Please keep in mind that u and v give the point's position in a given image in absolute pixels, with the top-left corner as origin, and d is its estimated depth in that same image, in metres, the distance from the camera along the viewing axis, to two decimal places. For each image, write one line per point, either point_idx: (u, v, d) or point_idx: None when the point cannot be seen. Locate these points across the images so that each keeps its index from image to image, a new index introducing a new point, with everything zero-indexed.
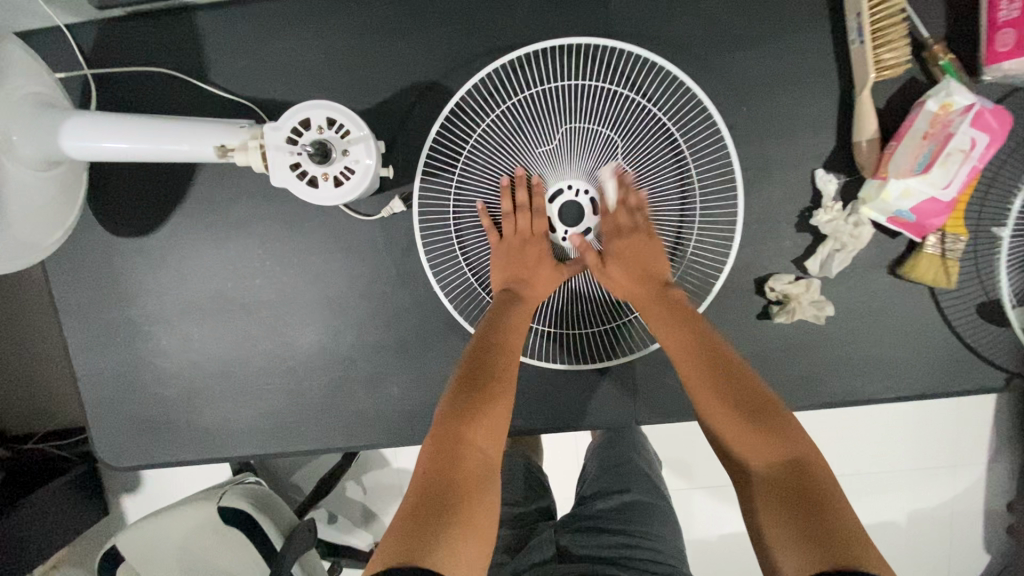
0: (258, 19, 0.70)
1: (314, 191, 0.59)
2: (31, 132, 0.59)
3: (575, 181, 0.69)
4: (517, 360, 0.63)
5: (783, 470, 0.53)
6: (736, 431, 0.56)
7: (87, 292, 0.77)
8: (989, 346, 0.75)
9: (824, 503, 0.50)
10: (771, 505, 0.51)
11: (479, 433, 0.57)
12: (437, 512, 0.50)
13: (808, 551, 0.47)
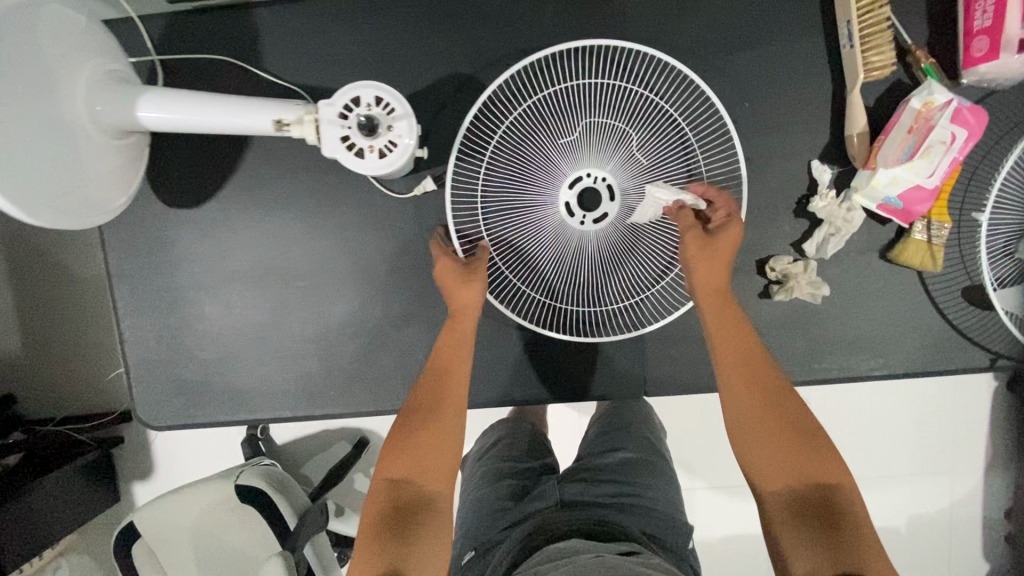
0: (312, 15, 0.78)
1: (360, 161, 0.66)
2: (111, 103, 0.67)
3: (594, 168, 0.73)
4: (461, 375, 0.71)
5: (813, 484, 0.60)
6: (772, 440, 0.63)
7: (139, 258, 0.84)
8: (974, 327, 0.81)
9: (847, 522, 0.57)
10: (799, 515, 0.58)
11: (432, 445, 0.66)
12: (401, 531, 0.60)
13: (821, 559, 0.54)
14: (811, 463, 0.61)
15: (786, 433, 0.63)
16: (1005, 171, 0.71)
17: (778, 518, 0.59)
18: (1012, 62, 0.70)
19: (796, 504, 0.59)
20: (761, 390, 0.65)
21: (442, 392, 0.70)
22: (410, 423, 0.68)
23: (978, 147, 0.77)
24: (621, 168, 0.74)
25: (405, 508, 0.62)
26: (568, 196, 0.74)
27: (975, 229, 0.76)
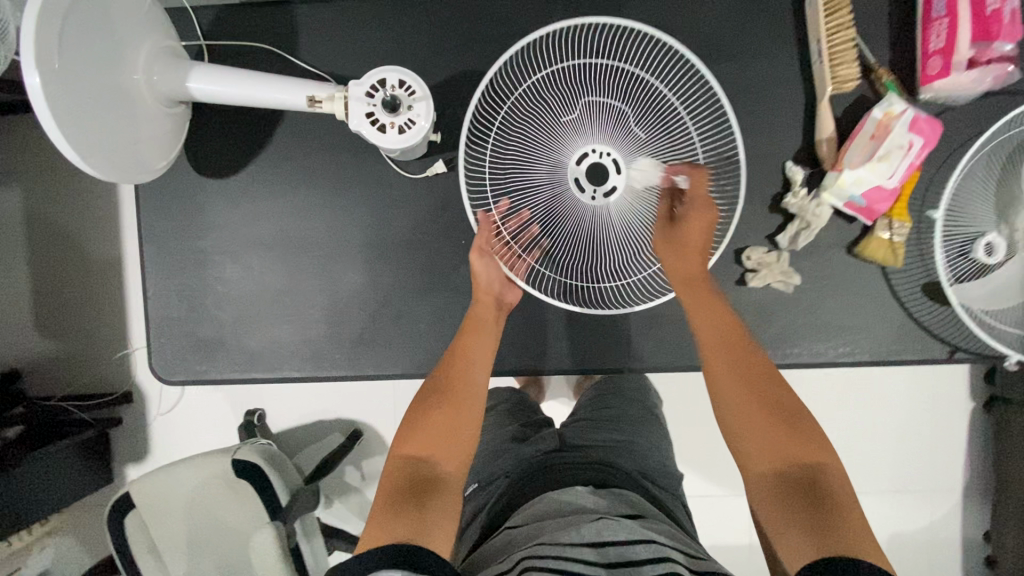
0: (346, 13, 0.88)
1: (382, 135, 0.74)
2: (166, 75, 0.76)
3: (596, 145, 0.82)
4: (472, 364, 0.78)
5: (796, 463, 0.63)
6: (754, 422, 0.66)
7: (168, 221, 0.91)
8: (934, 322, 0.88)
9: (834, 501, 0.59)
10: (783, 491, 0.61)
11: (445, 422, 0.72)
12: (413, 504, 0.63)
13: (802, 536, 0.57)
14: (797, 439, 0.64)
15: (767, 415, 0.66)
16: (956, 175, 0.81)
17: (764, 499, 0.62)
18: (963, 79, 0.79)
19: (782, 480, 0.62)
20: (746, 375, 0.69)
21: (458, 378, 0.77)
22: (428, 405, 0.74)
23: (936, 156, 0.86)
24: (623, 143, 0.83)
25: (420, 484, 0.66)
26: (576, 170, 0.83)
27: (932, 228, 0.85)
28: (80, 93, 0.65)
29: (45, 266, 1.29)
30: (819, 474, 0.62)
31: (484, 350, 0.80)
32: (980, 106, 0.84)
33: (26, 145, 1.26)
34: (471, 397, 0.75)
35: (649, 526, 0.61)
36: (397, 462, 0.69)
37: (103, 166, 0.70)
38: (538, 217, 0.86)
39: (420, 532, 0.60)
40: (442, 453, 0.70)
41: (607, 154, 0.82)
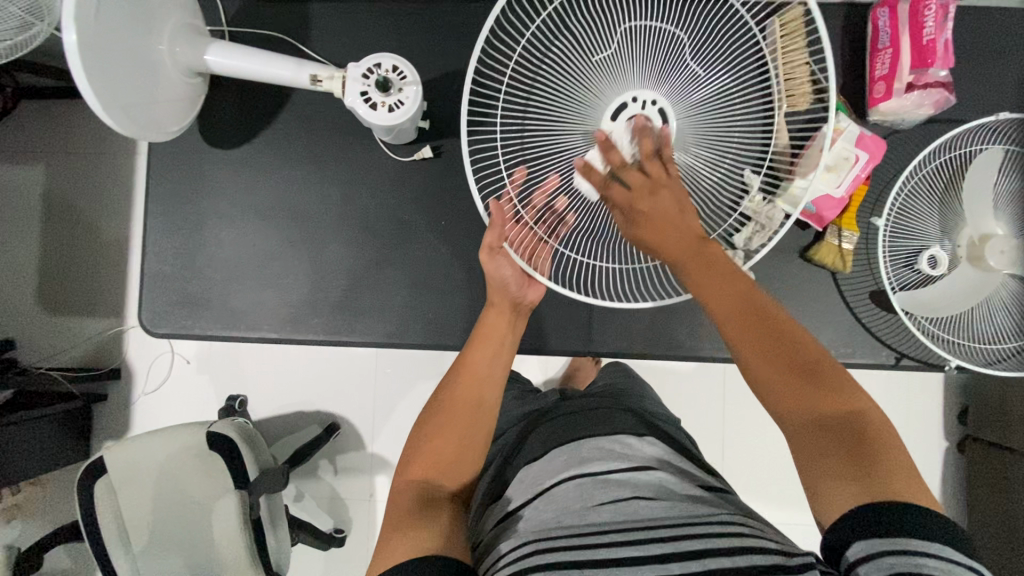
0: (355, 13, 0.99)
1: (373, 113, 0.82)
2: (187, 48, 0.86)
3: (640, 93, 0.75)
4: (477, 369, 0.71)
5: (832, 415, 0.56)
6: (777, 378, 0.58)
7: (174, 184, 1.00)
8: (878, 325, 0.97)
9: (877, 449, 0.53)
10: (823, 446, 0.55)
11: (452, 438, 0.66)
12: (422, 518, 0.58)
13: (847, 489, 0.52)
14: (833, 391, 0.57)
15: (789, 369, 0.58)
16: (896, 187, 0.89)
17: (813, 458, 0.55)
18: (905, 101, 0.88)
19: (823, 434, 0.55)
20: (763, 327, 0.60)
21: (469, 394, 0.69)
22: (431, 423, 0.67)
23: (879, 178, 0.95)
24: (670, 91, 0.77)
25: (428, 501, 0.61)
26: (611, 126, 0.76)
27: (878, 236, 0.94)
28: (109, 51, 0.74)
29: (55, 239, 1.31)
30: (857, 421, 0.55)
31: (496, 359, 0.73)
32: (910, 135, 0.95)
33: (47, 115, 1.31)
34: (482, 411, 0.68)
35: (678, 499, 0.57)
36: (405, 484, 0.63)
37: (121, 119, 0.78)
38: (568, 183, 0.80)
39: (439, 540, 0.55)
40: (456, 471, 0.65)
41: (650, 104, 0.75)
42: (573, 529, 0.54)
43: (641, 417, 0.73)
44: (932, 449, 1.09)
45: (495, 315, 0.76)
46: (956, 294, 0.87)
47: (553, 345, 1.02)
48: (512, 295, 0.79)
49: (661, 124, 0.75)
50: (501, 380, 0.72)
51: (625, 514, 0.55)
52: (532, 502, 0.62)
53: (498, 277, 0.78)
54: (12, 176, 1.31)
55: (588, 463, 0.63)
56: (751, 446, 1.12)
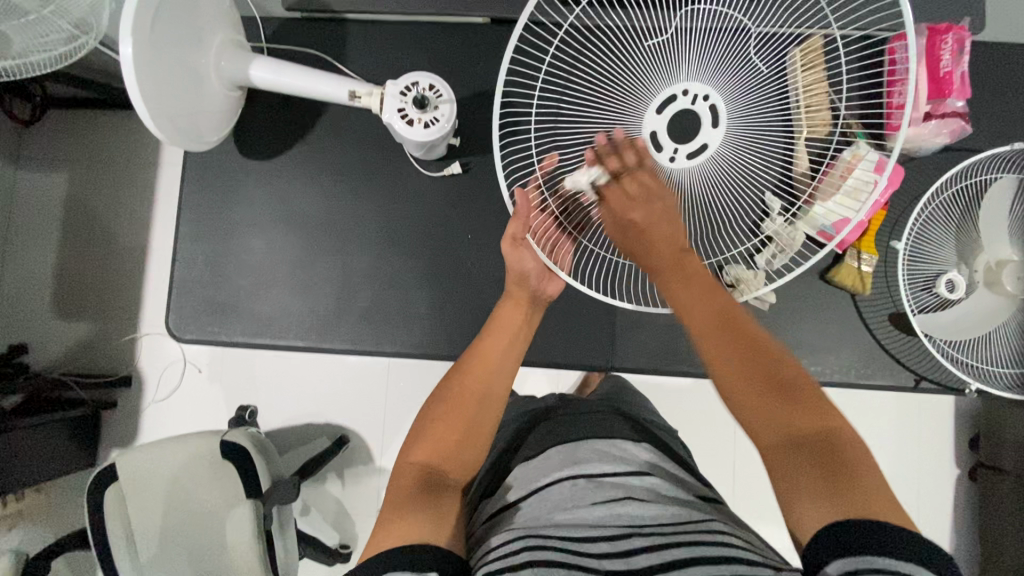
0: (391, 34, 1.02)
1: (409, 128, 0.85)
2: (232, 63, 0.89)
3: (691, 86, 0.73)
4: (486, 358, 0.71)
5: (811, 431, 0.54)
6: (749, 394, 0.57)
7: (207, 194, 1.03)
8: (896, 346, 0.99)
9: (852, 471, 0.50)
10: (797, 461, 0.53)
11: (459, 429, 0.65)
12: (420, 506, 0.56)
13: (824, 507, 0.49)
14: (809, 410, 0.55)
15: (758, 384, 0.57)
16: (914, 214, 0.92)
17: (786, 476, 0.53)
18: (923, 131, 0.91)
19: (796, 451, 0.53)
20: (731, 336, 0.60)
21: (476, 385, 0.69)
22: (434, 411, 0.66)
23: (895, 205, 0.99)
24: (723, 87, 0.75)
25: (427, 490, 0.58)
26: (654, 120, 0.74)
27: (897, 258, 0.97)
28: (161, 63, 0.76)
29: (74, 244, 1.30)
30: (834, 441, 0.53)
31: (507, 349, 0.73)
32: (921, 165, 0.99)
33: (72, 120, 1.31)
34: (490, 400, 0.68)
35: (673, 506, 0.57)
36: (408, 467, 0.61)
37: (166, 128, 0.80)
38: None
39: (438, 532, 0.54)
40: (458, 460, 0.63)
41: (701, 99, 0.73)
42: (561, 528, 0.54)
43: (641, 423, 0.75)
44: (946, 475, 1.08)
45: (509, 308, 0.77)
46: (969, 320, 0.90)
47: (570, 359, 1.05)
48: (530, 288, 0.79)
49: (709, 125, 0.74)
50: (510, 372, 0.71)
51: (617, 518, 0.55)
52: (524, 500, 0.62)
53: (518, 266, 0.79)
54: (36, 181, 1.31)
55: (583, 464, 0.63)
56: (765, 467, 1.12)
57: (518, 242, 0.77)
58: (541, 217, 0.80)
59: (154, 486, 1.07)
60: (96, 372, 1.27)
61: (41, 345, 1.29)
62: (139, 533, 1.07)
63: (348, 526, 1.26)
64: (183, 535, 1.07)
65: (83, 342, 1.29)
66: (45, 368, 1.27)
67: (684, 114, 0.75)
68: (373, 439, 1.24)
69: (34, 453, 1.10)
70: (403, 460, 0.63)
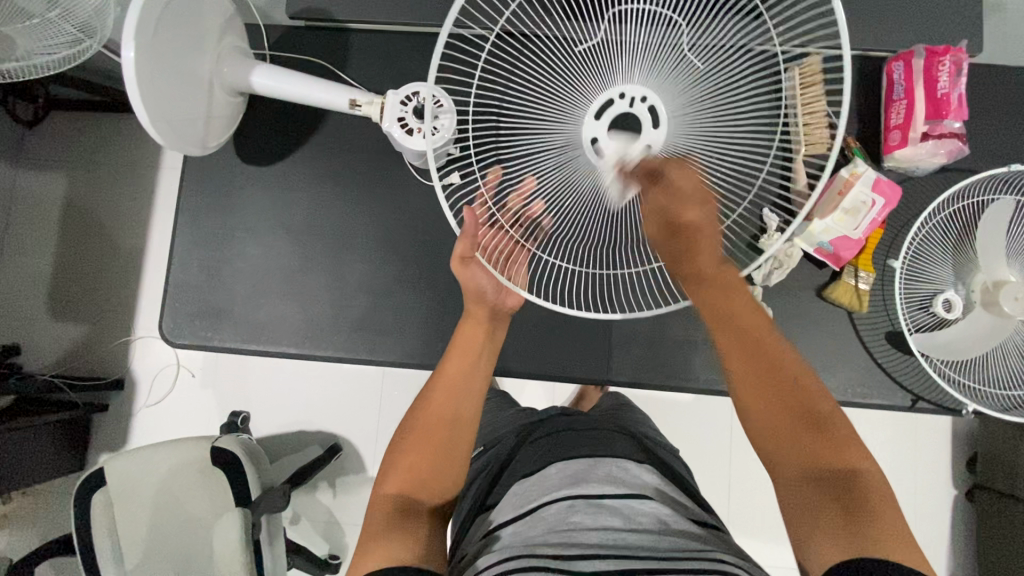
0: (394, 45, 1.03)
1: (408, 137, 0.86)
2: (238, 69, 0.90)
3: (627, 89, 0.66)
4: (444, 381, 0.68)
5: (833, 468, 0.53)
6: (786, 436, 0.55)
7: (206, 199, 1.03)
8: (893, 364, 1.00)
9: (873, 508, 0.49)
10: (816, 504, 0.51)
11: (432, 454, 0.62)
12: (395, 535, 0.54)
13: (831, 542, 0.48)
14: (837, 448, 0.54)
15: (795, 419, 0.56)
16: (911, 233, 0.92)
17: (799, 515, 0.52)
18: (919, 150, 0.92)
19: (810, 486, 0.53)
20: (767, 354, 0.58)
21: (444, 408, 0.65)
22: (404, 441, 0.63)
23: (892, 224, 0.99)
24: (664, 85, 0.66)
25: (406, 517, 0.56)
26: (595, 127, 0.66)
27: (893, 276, 0.97)
28: (163, 68, 0.77)
29: (69, 247, 1.30)
30: (857, 480, 0.52)
31: (468, 371, 0.69)
32: (916, 185, 1.00)
33: (73, 122, 1.31)
34: (460, 423, 0.65)
35: (666, 534, 0.55)
36: (386, 499, 0.59)
37: (166, 133, 0.80)
38: (548, 185, 0.69)
39: (418, 557, 0.52)
40: (437, 483, 0.61)
41: (640, 101, 0.66)
42: (557, 547, 0.53)
43: (645, 443, 0.73)
44: (942, 496, 1.07)
45: (467, 327, 0.72)
46: (968, 339, 0.88)
47: (565, 371, 1.04)
48: (490, 304, 0.73)
49: (651, 126, 0.66)
50: (480, 389, 0.68)
51: (610, 544, 0.54)
52: (521, 516, 0.60)
53: (474, 287, 0.73)
54: (35, 182, 1.30)
55: (583, 485, 0.61)
56: (759, 484, 1.10)
57: (466, 262, 0.70)
58: (490, 233, 0.72)
59: (140, 491, 1.05)
60: (87, 375, 1.26)
61: (31, 346, 1.28)
62: (126, 539, 1.05)
63: (337, 537, 1.24)
64: (167, 541, 1.05)
65: (75, 344, 1.28)
66: (34, 369, 1.26)
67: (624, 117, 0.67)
68: (366, 448, 1.23)
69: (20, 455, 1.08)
70: (377, 495, 0.60)
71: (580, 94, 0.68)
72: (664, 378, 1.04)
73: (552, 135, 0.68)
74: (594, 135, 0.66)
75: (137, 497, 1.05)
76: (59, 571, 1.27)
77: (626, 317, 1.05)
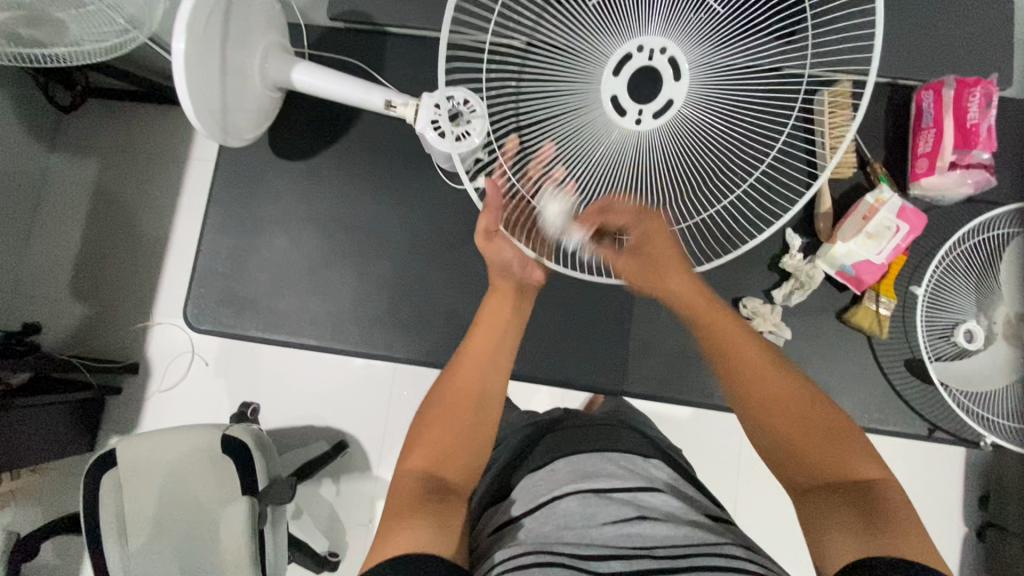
0: (429, 51, 1.05)
1: (440, 140, 0.87)
2: (281, 66, 0.92)
3: (647, 42, 0.69)
4: (468, 357, 0.69)
5: (841, 480, 0.54)
6: (795, 436, 0.57)
7: (237, 190, 1.06)
8: (910, 392, 0.99)
9: (891, 518, 0.50)
10: (831, 506, 0.53)
11: (457, 432, 0.63)
12: (414, 515, 0.54)
13: (849, 545, 0.49)
14: (850, 457, 0.55)
15: (813, 427, 0.57)
16: (935, 261, 0.92)
17: (814, 520, 0.53)
18: (947, 178, 0.93)
19: (828, 498, 0.54)
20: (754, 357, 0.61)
21: (468, 387, 0.67)
22: (428, 418, 0.65)
23: (915, 251, 0.99)
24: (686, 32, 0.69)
25: (426, 498, 0.57)
26: (613, 84, 0.70)
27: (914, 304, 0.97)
28: (211, 57, 0.79)
29: (97, 231, 1.33)
30: (874, 491, 0.53)
31: (496, 348, 0.70)
32: (941, 214, 1.00)
33: (109, 111, 1.35)
34: (485, 402, 0.66)
35: (681, 523, 0.56)
36: (408, 475, 0.60)
37: (207, 123, 0.83)
38: (568, 151, 0.73)
39: (437, 538, 0.52)
40: (459, 466, 0.62)
41: (659, 52, 0.69)
42: (572, 546, 0.53)
43: (652, 440, 0.73)
44: (953, 531, 1.05)
45: (495, 302, 0.74)
46: (984, 372, 0.93)
47: (578, 381, 1.04)
48: (516, 279, 0.75)
49: (673, 78, 0.70)
50: (504, 370, 0.70)
51: (624, 539, 0.54)
52: (533, 514, 0.61)
53: (500, 258, 0.75)
54: (67, 167, 1.34)
55: (593, 479, 0.61)
56: (766, 506, 1.09)
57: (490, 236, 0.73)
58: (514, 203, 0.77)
59: (150, 473, 1.07)
60: (104, 357, 1.28)
61: (53, 326, 1.31)
62: (132, 521, 1.06)
63: (339, 533, 1.24)
64: (172, 526, 1.06)
65: (96, 327, 1.30)
66: (53, 349, 1.29)
67: (644, 72, 0.71)
68: (373, 445, 1.23)
69: (35, 431, 1.10)
70: (398, 474, 0.61)
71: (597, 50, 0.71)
72: (676, 393, 1.04)
73: (572, 94, 0.72)
74: (610, 91, 0.70)
75: (147, 478, 1.06)
76: (60, 550, 1.28)
77: (642, 330, 1.05)
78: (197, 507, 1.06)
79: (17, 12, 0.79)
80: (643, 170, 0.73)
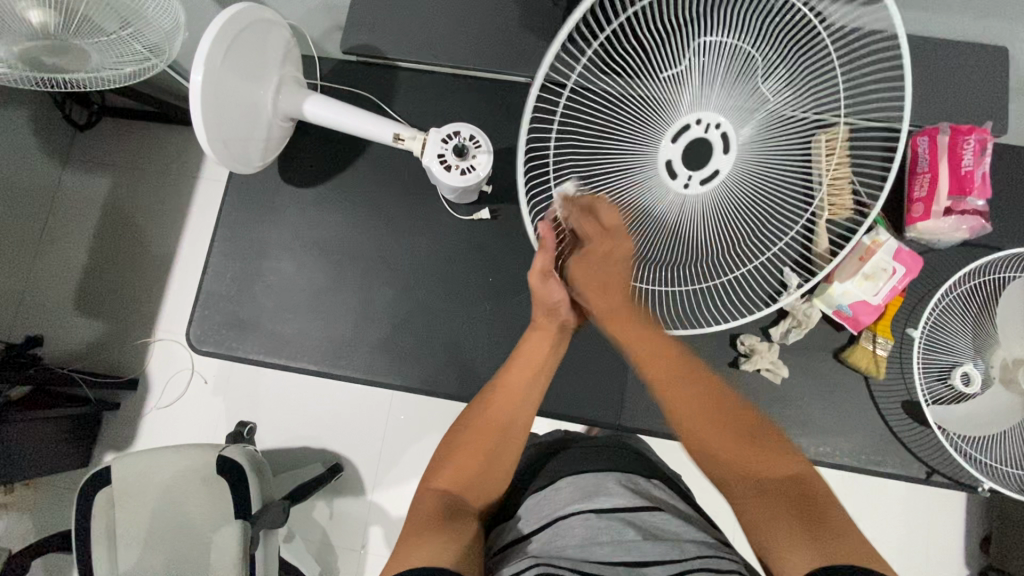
0: (437, 85, 1.09)
1: (446, 173, 0.90)
2: (294, 98, 0.95)
3: (704, 115, 0.71)
4: (512, 392, 0.72)
5: (778, 479, 0.59)
6: (727, 448, 0.62)
7: (245, 214, 1.08)
8: (908, 435, 0.99)
9: (821, 511, 0.55)
10: (774, 513, 0.56)
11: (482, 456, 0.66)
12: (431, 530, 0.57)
13: (797, 549, 0.52)
14: (776, 459, 0.60)
15: (731, 430, 0.64)
16: (931, 303, 0.93)
17: (753, 521, 0.57)
18: (942, 223, 0.94)
19: (756, 493, 0.59)
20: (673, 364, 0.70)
21: (498, 417, 0.70)
22: (456, 443, 0.69)
23: (912, 293, 1.00)
24: (739, 111, 0.71)
25: (441, 517, 0.60)
26: (670, 150, 0.72)
27: (911, 345, 0.98)
28: (226, 88, 0.82)
29: (105, 246, 1.35)
30: (802, 487, 0.58)
31: (532, 381, 0.74)
32: (937, 257, 1.01)
33: (124, 131, 1.38)
34: (514, 431, 0.69)
35: (680, 547, 0.56)
36: (431, 492, 0.64)
37: (220, 150, 0.84)
38: (616, 206, 0.76)
39: (451, 553, 0.55)
40: (476, 487, 0.65)
41: (715, 127, 0.71)
42: (573, 563, 0.55)
43: (652, 460, 0.73)
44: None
45: (536, 339, 0.77)
46: None
47: (575, 412, 1.05)
48: (559, 318, 0.77)
49: (722, 151, 0.72)
50: (533, 403, 0.73)
51: (628, 554, 0.55)
52: (535, 534, 0.61)
53: (547, 300, 0.76)
54: (81, 183, 1.37)
55: (595, 498, 0.62)
56: None
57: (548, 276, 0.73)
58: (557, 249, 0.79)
59: (146, 491, 1.06)
60: (105, 372, 1.29)
61: (55, 339, 1.31)
62: (123, 540, 1.05)
63: (330, 558, 1.23)
64: (166, 543, 1.05)
65: (98, 342, 1.31)
66: (55, 362, 1.29)
67: (699, 142, 0.73)
68: (369, 469, 1.23)
69: (32, 445, 1.10)
70: (420, 494, 0.65)
71: (657, 120, 0.73)
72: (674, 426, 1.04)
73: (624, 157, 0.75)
74: (666, 157, 0.72)
75: (142, 497, 1.06)
76: (48, 567, 1.26)
77: None
78: (191, 526, 1.06)
79: (41, 41, 0.80)
80: (685, 231, 0.76)
